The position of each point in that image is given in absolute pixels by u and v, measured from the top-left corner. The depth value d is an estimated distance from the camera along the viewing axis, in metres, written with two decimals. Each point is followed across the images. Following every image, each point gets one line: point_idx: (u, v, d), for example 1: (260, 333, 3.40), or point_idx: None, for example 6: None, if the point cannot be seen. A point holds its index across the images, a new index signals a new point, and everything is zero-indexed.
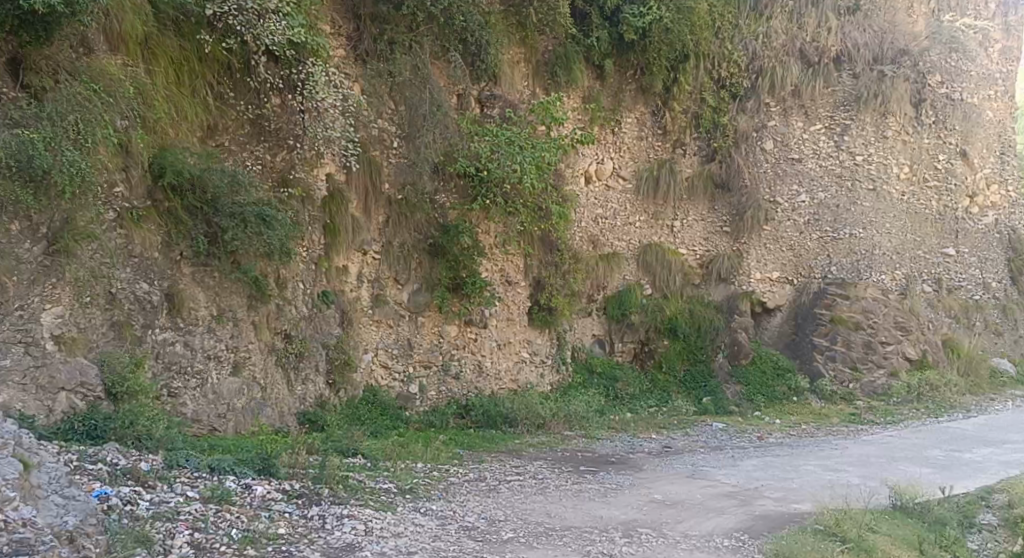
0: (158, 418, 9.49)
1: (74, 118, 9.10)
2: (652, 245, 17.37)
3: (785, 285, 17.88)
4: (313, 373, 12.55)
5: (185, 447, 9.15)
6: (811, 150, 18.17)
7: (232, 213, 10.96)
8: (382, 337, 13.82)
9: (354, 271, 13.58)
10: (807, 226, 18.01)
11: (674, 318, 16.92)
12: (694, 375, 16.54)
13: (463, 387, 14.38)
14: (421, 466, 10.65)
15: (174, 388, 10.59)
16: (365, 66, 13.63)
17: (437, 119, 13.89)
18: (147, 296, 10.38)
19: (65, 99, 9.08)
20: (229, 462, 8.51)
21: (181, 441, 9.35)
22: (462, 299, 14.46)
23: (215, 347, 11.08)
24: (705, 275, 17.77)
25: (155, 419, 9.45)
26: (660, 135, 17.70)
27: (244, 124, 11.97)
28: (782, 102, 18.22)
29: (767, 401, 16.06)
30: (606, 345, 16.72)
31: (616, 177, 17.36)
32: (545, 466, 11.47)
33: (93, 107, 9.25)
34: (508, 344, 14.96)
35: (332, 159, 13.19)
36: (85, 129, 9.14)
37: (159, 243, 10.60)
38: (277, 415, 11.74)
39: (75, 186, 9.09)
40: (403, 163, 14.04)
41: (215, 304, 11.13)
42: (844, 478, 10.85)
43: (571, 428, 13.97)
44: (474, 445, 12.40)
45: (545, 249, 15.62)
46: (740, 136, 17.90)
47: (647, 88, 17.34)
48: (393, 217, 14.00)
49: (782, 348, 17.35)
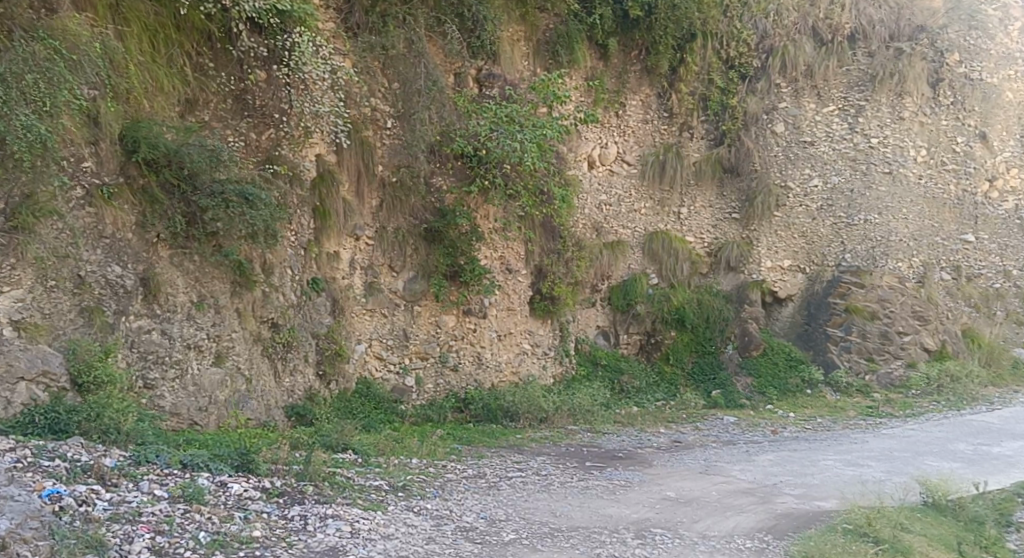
0: (128, 410, 8.77)
1: (33, 78, 8.32)
2: (658, 232, 16.65)
3: (797, 274, 17.13)
4: (302, 364, 11.82)
5: (158, 441, 8.48)
6: (824, 132, 17.44)
7: (212, 192, 10.25)
8: (375, 327, 13.11)
9: (346, 258, 12.89)
10: (820, 212, 17.25)
11: (680, 308, 16.15)
12: (702, 368, 15.82)
13: (462, 380, 13.64)
14: (416, 462, 9.93)
15: (150, 380, 9.88)
16: (357, 40, 12.92)
17: (432, 94, 13.11)
18: (120, 280, 9.69)
19: (20, 58, 8.29)
20: (205, 458, 7.77)
21: (153, 434, 8.66)
22: (460, 287, 13.73)
23: (196, 337, 10.35)
24: (713, 264, 17.04)
25: (126, 411, 8.71)
26: (666, 118, 17.05)
27: (227, 98, 11.27)
28: (793, 83, 17.49)
29: (779, 393, 15.34)
30: (611, 337, 15.97)
31: (621, 162, 16.68)
32: (548, 461, 10.75)
33: (54, 67, 8.46)
34: (508, 335, 14.19)
35: (322, 138, 12.47)
36: (46, 91, 8.38)
37: (133, 223, 9.92)
38: (262, 409, 10.99)
39: (35, 152, 8.46)
40: (397, 144, 13.35)
41: (195, 290, 10.41)
42: (868, 473, 10.08)
43: (575, 422, 13.24)
44: (473, 440, 11.68)
45: (547, 237, 14.87)
46: (750, 118, 17.19)
47: (652, 69, 16.71)
48: (387, 201, 13.28)
49: (794, 339, 16.56)
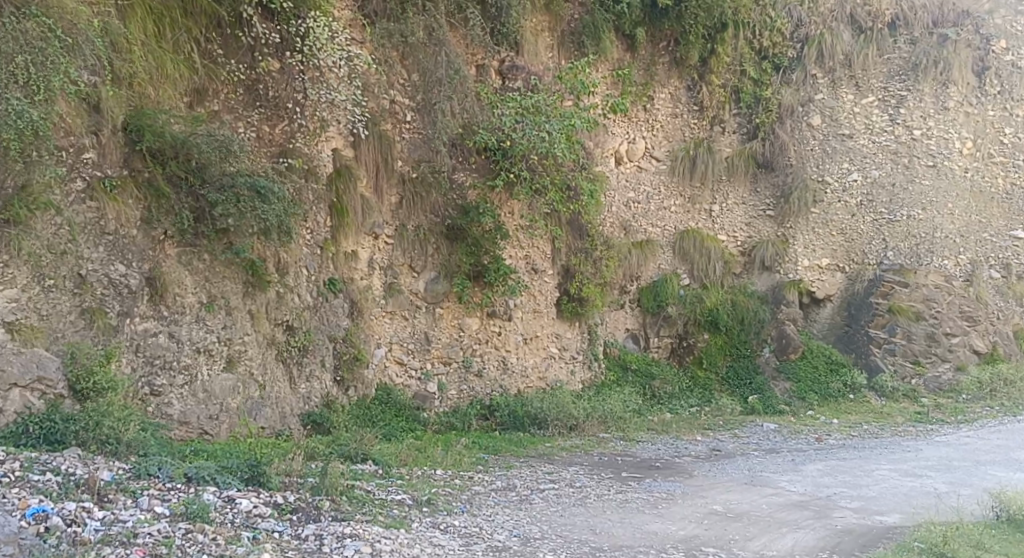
0: (131, 418, 8.13)
1: (24, 59, 7.82)
2: (689, 231, 15.95)
3: (836, 273, 16.38)
4: (319, 369, 11.17)
5: (162, 452, 7.85)
6: (864, 124, 16.70)
7: (222, 185, 9.60)
8: (395, 330, 12.44)
9: (365, 258, 12.22)
10: (860, 208, 16.49)
11: (714, 309, 15.44)
12: (737, 372, 15.06)
13: (486, 386, 12.93)
14: (441, 473, 9.25)
15: (156, 386, 9.25)
16: (374, 27, 12.28)
17: (454, 85, 12.55)
18: (123, 280, 9.07)
19: (9, 38, 7.77)
20: (211, 471, 7.09)
21: (157, 444, 8.01)
22: (484, 288, 13.04)
23: (206, 340, 9.72)
24: (747, 264, 16.29)
25: (128, 420, 8.10)
26: (696, 112, 16.30)
27: (238, 88, 10.60)
28: (830, 74, 16.76)
29: (820, 398, 14.55)
30: (640, 340, 15.22)
31: (650, 158, 16.00)
32: (581, 472, 10.04)
33: (45, 47, 7.94)
34: (534, 338, 13.50)
35: (339, 132, 11.87)
36: (37, 73, 7.87)
37: (138, 219, 9.32)
38: (277, 417, 10.33)
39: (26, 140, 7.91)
40: (418, 139, 12.69)
41: (204, 290, 9.78)
42: (929, 485, 9.28)
43: (607, 429, 12.55)
44: (500, 449, 10.99)
45: (574, 234, 14.15)
46: (785, 110, 16.49)
47: (682, 61, 16.03)
48: (407, 198, 12.63)
49: (834, 342, 15.77)
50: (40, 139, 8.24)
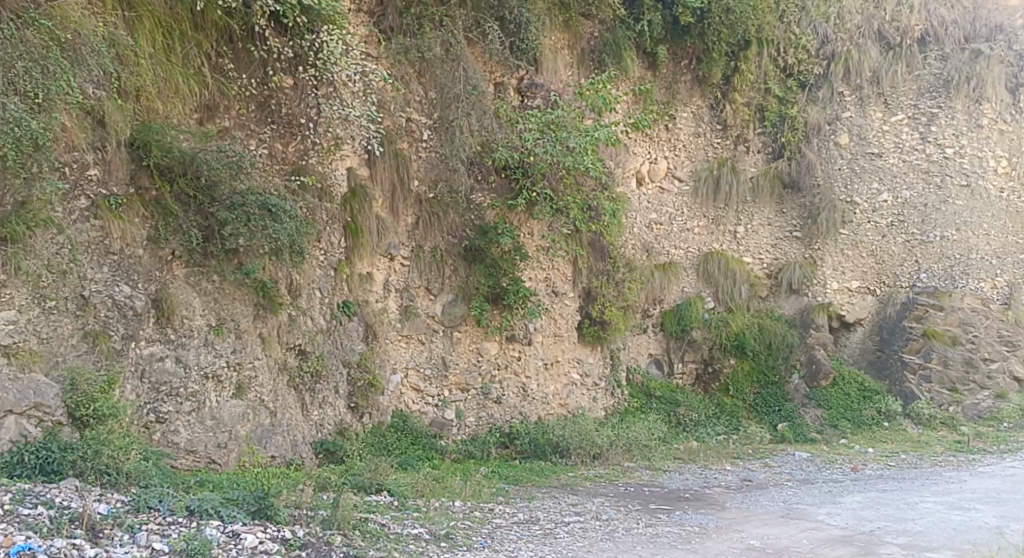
0: (131, 447, 7.67)
1: (23, 65, 7.46)
2: (714, 253, 15.51)
3: (866, 296, 15.90)
4: (333, 396, 10.76)
5: (165, 483, 7.43)
6: (893, 143, 16.20)
7: (232, 204, 9.18)
8: (412, 355, 11.99)
9: (380, 280, 11.83)
10: (891, 229, 16.00)
11: (740, 334, 14.87)
12: (766, 399, 14.49)
13: (506, 413, 12.45)
14: (459, 505, 8.78)
15: (162, 413, 8.86)
16: (390, 43, 11.99)
17: (472, 101, 12.13)
18: (128, 302, 8.69)
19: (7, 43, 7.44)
20: (215, 503, 6.64)
21: (159, 475, 7.56)
22: (503, 311, 12.56)
23: (215, 365, 9.30)
24: (774, 286, 15.82)
25: (128, 447, 7.68)
26: (719, 131, 15.96)
27: (251, 105, 10.30)
28: (857, 91, 16.27)
29: (854, 426, 14.16)
30: (664, 366, 14.78)
31: (672, 179, 15.61)
32: (608, 504, 9.54)
33: (46, 55, 7.60)
34: (555, 364, 13.03)
35: (353, 150, 11.61)
36: (36, 80, 7.50)
37: (145, 238, 8.95)
38: (289, 446, 9.84)
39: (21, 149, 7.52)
40: (435, 158, 12.32)
41: (213, 312, 9.37)
42: (980, 519, 8.72)
43: (631, 459, 12.06)
44: (521, 480, 10.51)
45: (596, 256, 13.65)
46: (812, 129, 16.11)
47: (704, 79, 15.68)
48: (424, 219, 12.25)
49: (865, 367, 15.38)
50: (40, 153, 7.87)
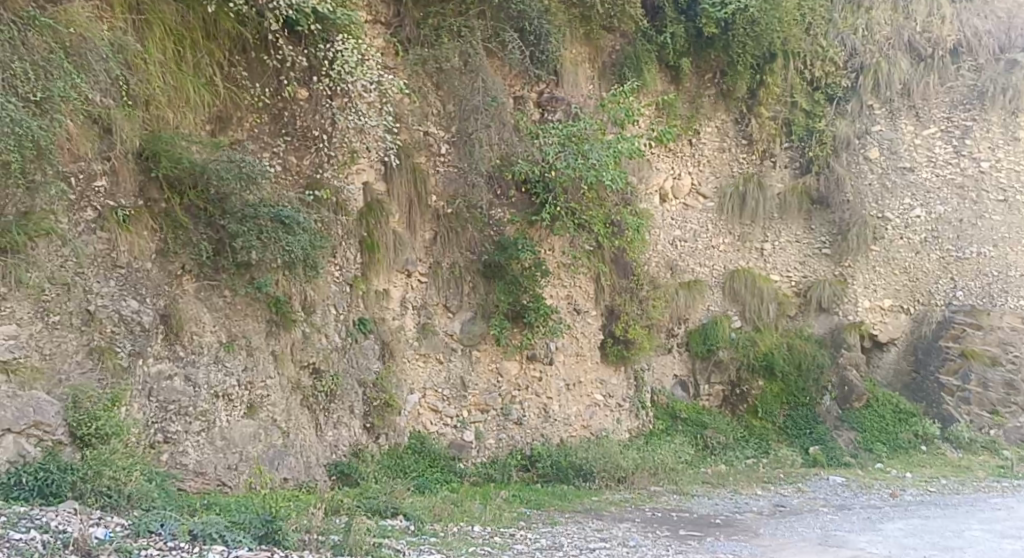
0: (133, 465, 7.48)
1: (22, 66, 7.29)
2: (740, 270, 15.09)
3: (899, 315, 15.40)
4: (347, 416, 10.40)
5: (170, 507, 7.10)
6: (926, 157, 15.78)
7: (243, 216, 8.89)
8: (429, 375, 11.64)
9: (396, 297, 11.51)
10: (925, 245, 15.53)
11: (769, 353, 14.48)
12: (796, 422, 14.13)
13: (527, 435, 12.02)
14: (479, 530, 8.38)
15: (171, 434, 8.52)
16: (408, 54, 11.74)
17: (491, 112, 11.92)
18: (136, 317, 8.36)
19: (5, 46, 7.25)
20: (220, 527, 6.26)
21: (162, 497, 7.29)
22: (523, 329, 12.17)
23: (225, 384, 8.96)
24: (803, 305, 15.35)
25: (132, 470, 7.39)
26: (745, 146, 15.58)
27: (265, 117, 9.99)
28: (888, 104, 15.87)
29: (889, 450, 13.82)
30: (690, 388, 14.35)
31: (696, 195, 15.29)
32: (635, 530, 9.11)
33: (46, 56, 7.45)
34: (578, 384, 12.60)
35: (370, 164, 11.33)
36: (36, 80, 7.32)
37: (153, 251, 8.66)
38: (301, 468, 9.50)
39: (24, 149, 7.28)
40: (453, 172, 12.03)
41: (224, 328, 9.05)
42: None
43: (658, 482, 11.63)
44: (544, 504, 10.10)
45: (619, 273, 13.29)
46: (840, 143, 15.67)
47: (728, 93, 15.31)
48: (442, 233, 11.91)
49: (900, 389, 14.95)
50: (42, 159, 7.59)
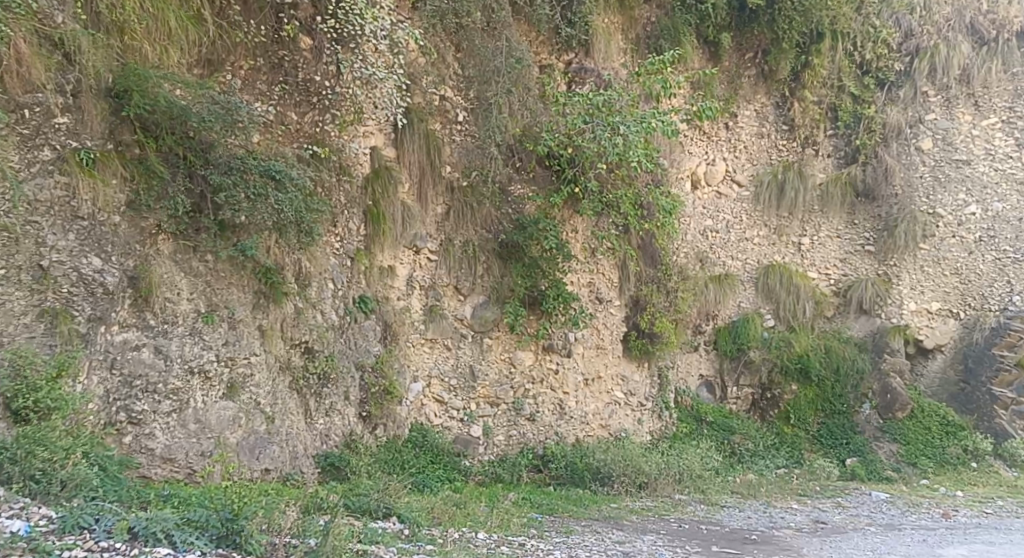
0: (70, 449, 6.27)
1: None
2: (775, 265, 13.99)
3: (948, 320, 14.27)
4: (341, 402, 9.32)
5: (113, 499, 6.11)
6: (984, 149, 14.52)
7: (228, 167, 7.85)
8: (436, 362, 10.52)
9: (402, 275, 10.37)
10: (979, 245, 14.33)
11: (804, 356, 13.31)
12: (832, 430, 12.99)
13: (539, 432, 10.91)
14: (483, 538, 7.26)
15: (136, 414, 7.50)
16: (422, 6, 10.42)
17: (514, 75, 10.59)
18: (98, 277, 7.41)
19: None
20: (166, 524, 5.56)
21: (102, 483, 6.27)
22: (541, 317, 11.03)
23: (202, 359, 7.90)
24: (841, 305, 14.27)
25: (71, 446, 6.38)
26: (786, 131, 14.40)
27: (262, 64, 8.93)
28: (944, 91, 14.61)
29: (935, 465, 12.73)
30: (716, 390, 13.24)
31: (730, 183, 14.15)
32: (661, 544, 7.99)
33: None
34: (597, 380, 11.46)
35: (378, 127, 10.28)
36: None
37: (123, 204, 7.61)
38: (286, 457, 8.43)
39: None
40: (470, 141, 10.90)
41: (203, 297, 7.98)
42: None
43: (683, 491, 10.49)
44: (557, 509, 8.97)
45: (646, 261, 12.05)
46: (890, 131, 14.40)
47: (770, 74, 14.21)
48: (456, 208, 10.78)
49: (947, 400, 13.87)
50: None
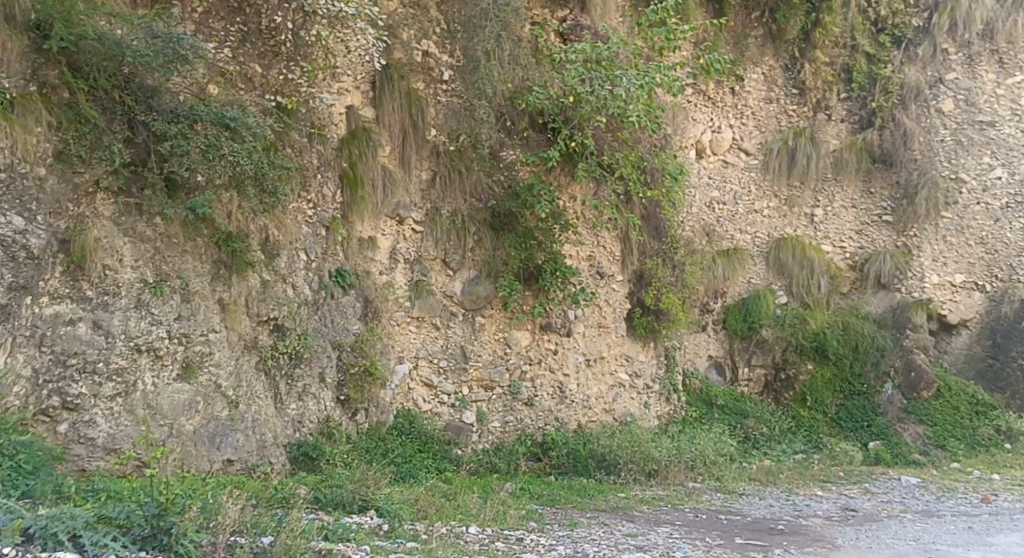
0: None
1: None
2: (787, 238, 13.03)
3: (973, 292, 13.31)
4: (317, 386, 8.33)
5: (18, 494, 5.31)
6: (1010, 109, 13.61)
7: (175, 114, 7.07)
8: (423, 343, 9.53)
9: (385, 247, 9.39)
10: (1006, 212, 13.41)
11: (821, 333, 12.38)
12: (852, 413, 12.03)
13: (538, 418, 9.93)
14: (474, 534, 6.29)
15: (72, 398, 6.63)
16: None
17: (502, 20, 9.62)
18: (21, 240, 6.60)
19: None
20: (71, 524, 4.74)
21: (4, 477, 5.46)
22: (538, 294, 10.04)
23: (150, 336, 7.04)
24: (858, 281, 13.30)
25: None
26: (796, 96, 13.45)
27: (217, 5, 8.09)
28: (965, 48, 13.68)
29: (967, 447, 11.79)
30: (726, 372, 12.24)
31: (738, 151, 13.18)
32: (677, 535, 7.04)
33: None
34: (600, 360, 10.50)
35: (354, 84, 9.33)
36: None
37: (51, 152, 6.82)
38: (252, 447, 7.46)
39: None
40: (456, 103, 9.87)
41: (150, 265, 7.13)
42: None
43: (696, 478, 9.55)
44: (558, 500, 8.00)
45: (649, 234, 11.05)
46: (909, 93, 13.33)
47: (778, 34, 13.31)
48: (442, 174, 9.76)
49: (974, 378, 12.89)
50: None
